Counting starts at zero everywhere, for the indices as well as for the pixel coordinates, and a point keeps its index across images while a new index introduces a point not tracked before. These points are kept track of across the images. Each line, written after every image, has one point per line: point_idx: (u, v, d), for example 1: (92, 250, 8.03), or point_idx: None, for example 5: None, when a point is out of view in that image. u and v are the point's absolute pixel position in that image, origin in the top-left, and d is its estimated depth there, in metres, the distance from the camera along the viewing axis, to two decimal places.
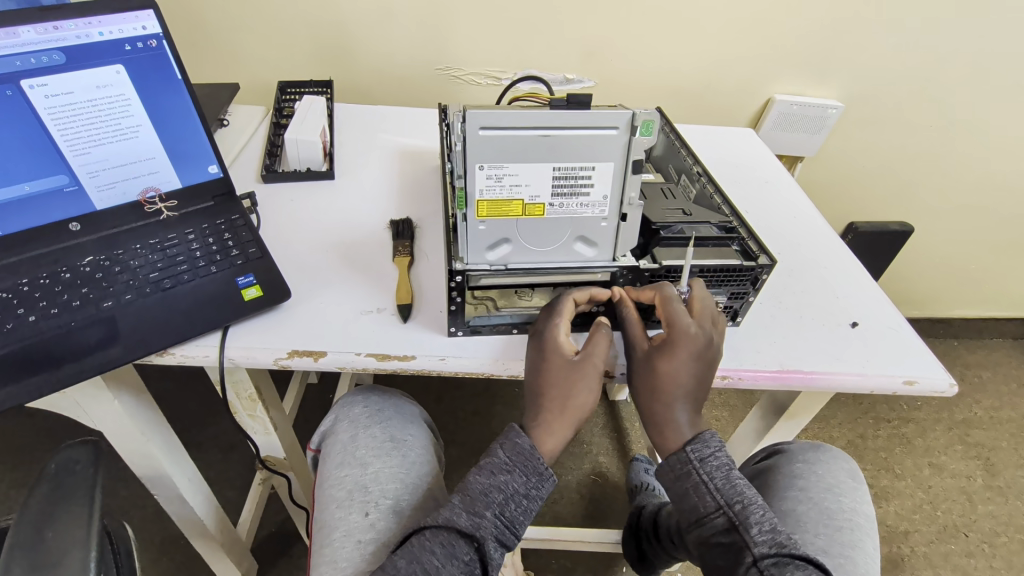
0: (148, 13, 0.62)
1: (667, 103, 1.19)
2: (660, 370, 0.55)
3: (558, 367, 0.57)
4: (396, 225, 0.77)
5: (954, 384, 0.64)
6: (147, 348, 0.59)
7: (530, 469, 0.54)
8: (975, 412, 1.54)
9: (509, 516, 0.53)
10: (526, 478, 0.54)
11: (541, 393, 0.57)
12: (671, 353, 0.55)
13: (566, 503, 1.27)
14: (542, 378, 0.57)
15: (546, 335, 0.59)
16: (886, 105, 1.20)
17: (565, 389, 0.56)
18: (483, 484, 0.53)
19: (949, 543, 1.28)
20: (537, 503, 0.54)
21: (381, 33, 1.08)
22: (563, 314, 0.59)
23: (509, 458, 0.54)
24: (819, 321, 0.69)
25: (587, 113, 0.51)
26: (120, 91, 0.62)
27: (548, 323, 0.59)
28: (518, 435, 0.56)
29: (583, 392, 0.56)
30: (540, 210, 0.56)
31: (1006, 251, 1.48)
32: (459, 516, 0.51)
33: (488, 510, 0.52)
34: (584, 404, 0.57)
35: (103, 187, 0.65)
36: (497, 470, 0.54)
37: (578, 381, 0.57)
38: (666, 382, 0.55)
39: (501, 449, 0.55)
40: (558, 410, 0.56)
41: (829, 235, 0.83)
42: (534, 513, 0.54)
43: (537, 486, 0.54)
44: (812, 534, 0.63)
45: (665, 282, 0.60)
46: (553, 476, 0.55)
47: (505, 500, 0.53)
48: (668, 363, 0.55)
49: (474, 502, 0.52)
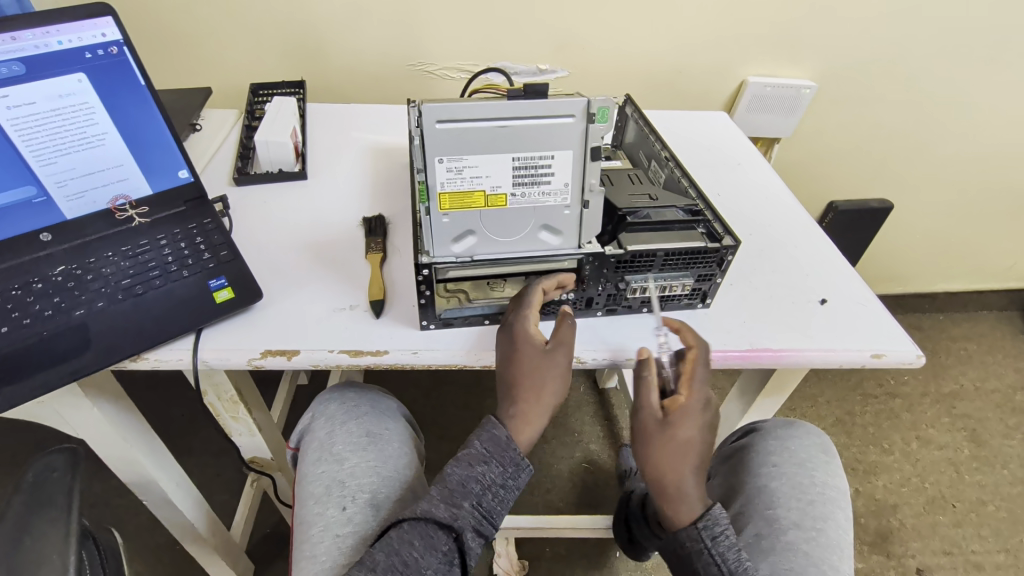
0: (106, 21, 0.62)
1: (642, 91, 1.20)
2: (679, 438, 0.55)
3: (529, 359, 0.58)
4: (369, 222, 0.77)
5: (921, 355, 0.65)
6: (120, 354, 0.60)
7: (507, 460, 0.55)
8: (961, 383, 1.56)
9: (487, 506, 0.54)
10: (503, 469, 0.55)
11: (513, 385, 0.57)
12: (690, 418, 0.56)
13: (559, 491, 1.28)
14: (515, 374, 0.57)
15: (514, 327, 0.58)
16: (860, 83, 1.21)
17: (537, 378, 0.57)
18: (460, 475, 0.54)
19: (938, 514, 1.30)
20: (514, 493, 0.56)
21: (352, 30, 1.08)
22: (531, 304, 0.59)
23: (485, 449, 0.55)
24: (789, 300, 0.70)
25: (541, 103, 0.51)
26: (84, 99, 0.62)
27: (516, 315, 0.59)
28: (494, 426, 0.56)
29: (554, 379, 0.58)
30: (502, 200, 0.56)
31: (988, 223, 1.49)
32: (438, 507, 0.52)
33: (467, 501, 0.53)
34: (556, 391, 0.58)
35: (72, 196, 0.65)
36: (474, 461, 0.55)
37: (549, 371, 0.58)
38: (682, 450, 0.55)
39: (478, 441, 0.56)
40: (533, 402, 0.57)
41: (800, 214, 0.84)
42: (511, 503, 0.55)
43: (514, 475, 0.56)
44: (784, 509, 0.65)
45: (687, 333, 0.60)
46: (530, 466, 0.57)
47: (483, 490, 0.54)
48: (686, 431, 0.55)
49: (451, 493, 0.53)
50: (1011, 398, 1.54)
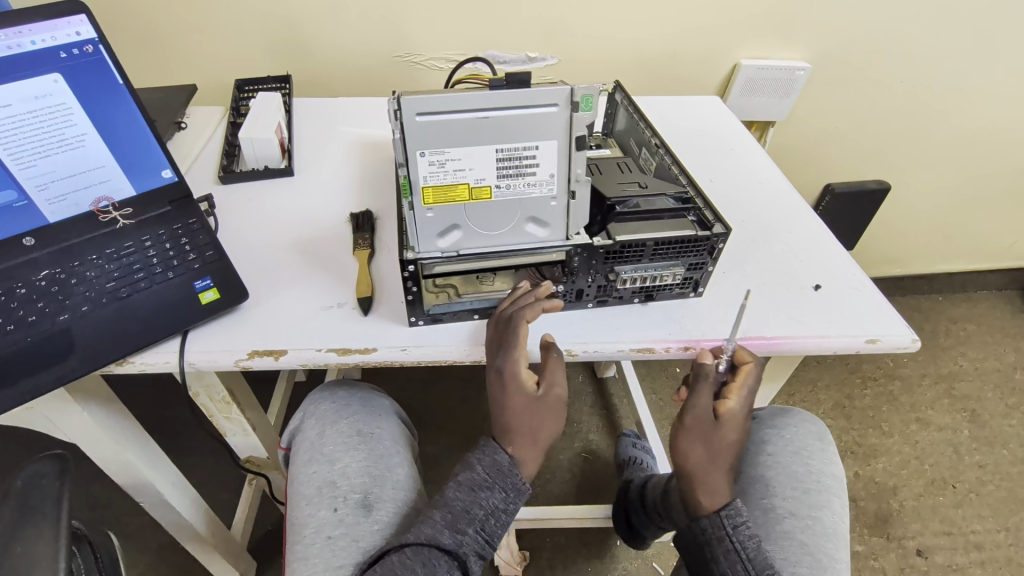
0: (80, 19, 0.61)
1: (633, 76, 1.18)
2: (726, 439, 0.59)
3: (521, 404, 0.58)
4: (356, 218, 0.76)
5: (916, 339, 0.64)
6: (102, 359, 0.59)
7: (510, 485, 0.56)
8: (960, 364, 1.55)
9: (489, 531, 0.55)
10: (506, 494, 0.56)
11: (509, 430, 0.58)
12: (737, 423, 0.60)
13: (559, 482, 1.28)
14: (510, 417, 0.58)
15: (505, 372, 0.57)
16: (856, 63, 1.18)
17: (532, 422, 0.58)
18: (464, 501, 0.55)
19: (938, 496, 1.30)
20: (514, 516, 0.57)
21: (337, 23, 1.06)
22: (518, 344, 0.58)
23: (487, 475, 0.56)
24: (783, 287, 0.69)
25: (523, 92, 0.50)
26: (61, 100, 0.61)
27: (505, 358, 0.58)
28: (496, 452, 0.57)
29: (548, 420, 0.59)
30: (487, 193, 0.55)
31: (986, 202, 1.48)
32: (443, 533, 0.52)
33: (471, 527, 0.54)
34: (550, 431, 0.59)
35: (54, 199, 0.63)
36: (477, 487, 0.55)
37: (543, 413, 0.59)
38: (723, 451, 0.59)
39: (479, 464, 0.57)
40: (530, 445, 0.58)
41: (795, 200, 0.83)
42: (511, 525, 0.57)
43: (515, 500, 0.57)
44: (779, 498, 0.65)
45: (743, 355, 0.61)
46: (530, 490, 0.58)
47: (486, 516, 0.55)
48: (732, 433, 0.60)
49: (455, 519, 0.54)
50: (1011, 377, 1.53)
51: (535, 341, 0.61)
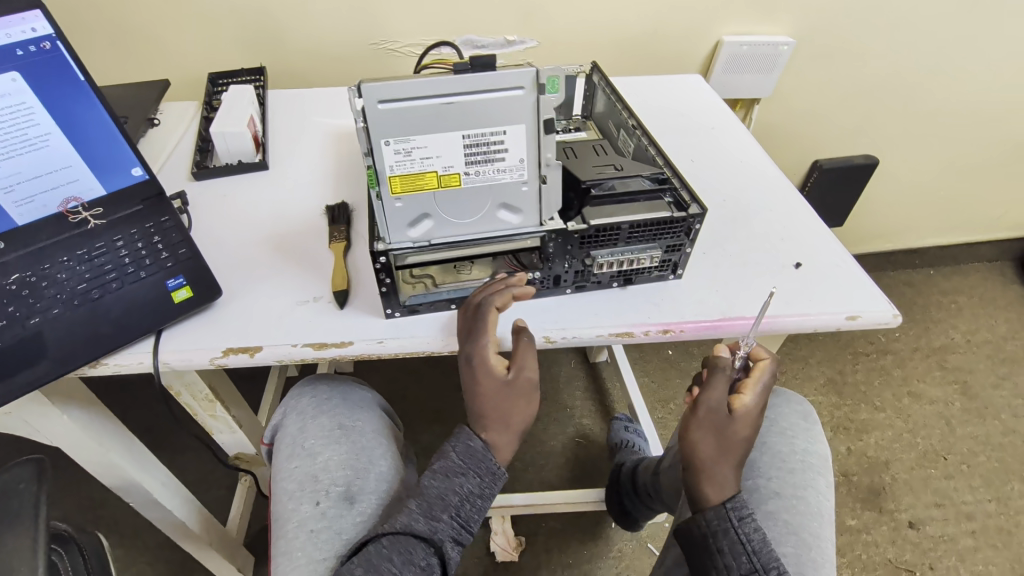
0: (35, 14, 0.59)
1: (615, 57, 1.16)
2: (739, 434, 0.57)
3: (491, 391, 0.57)
4: (332, 210, 0.75)
5: (897, 315, 0.64)
6: (75, 362, 0.59)
7: (484, 470, 0.57)
8: (952, 337, 1.55)
9: (465, 516, 0.55)
10: (480, 479, 0.56)
11: (481, 415, 0.58)
12: (750, 419, 0.58)
13: (553, 467, 1.29)
14: (481, 404, 0.58)
15: (473, 359, 0.57)
16: (841, 36, 1.16)
17: (504, 408, 0.58)
18: (439, 488, 0.55)
19: (930, 468, 1.31)
20: (491, 501, 0.57)
21: (309, 12, 1.04)
22: (487, 329, 0.57)
23: (461, 461, 0.56)
24: (763, 267, 0.68)
25: (487, 76, 0.49)
26: (20, 99, 0.59)
27: (473, 345, 0.57)
28: (469, 438, 0.58)
29: (521, 404, 0.59)
30: (456, 180, 0.54)
31: (975, 174, 1.47)
32: (418, 520, 0.52)
33: (446, 513, 0.54)
34: (524, 413, 0.59)
35: (21, 202, 0.61)
36: (452, 473, 0.56)
37: (515, 398, 0.58)
38: (735, 446, 0.57)
39: (454, 451, 0.57)
40: (502, 430, 0.58)
41: (777, 178, 0.82)
42: (487, 510, 0.57)
43: (491, 485, 0.57)
44: (765, 478, 0.64)
45: (761, 358, 0.61)
46: (506, 474, 0.58)
47: (461, 502, 0.55)
48: (745, 428, 0.57)
49: (431, 506, 0.54)
50: (1002, 348, 1.54)
51: (505, 325, 0.61)
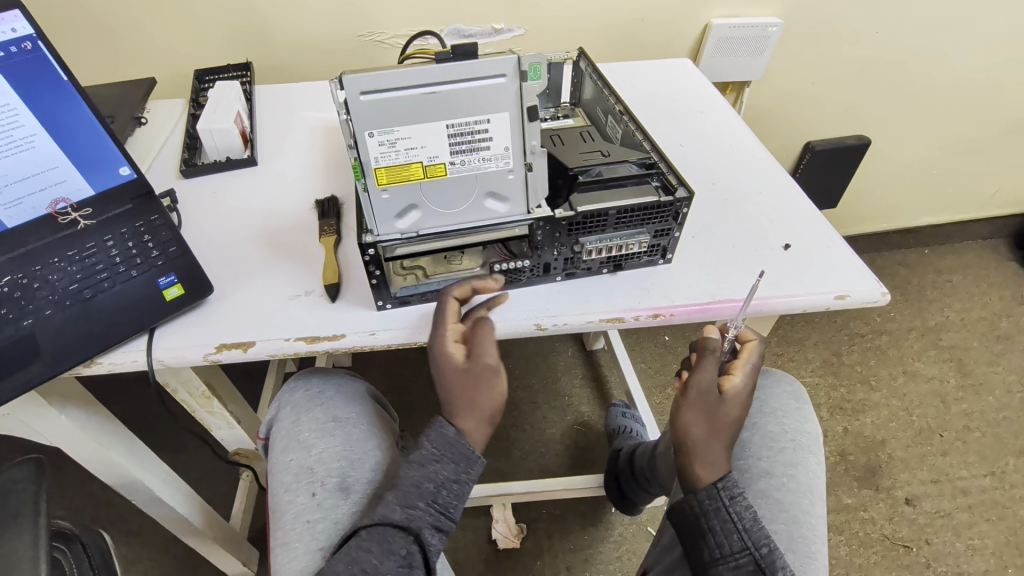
0: (14, 14, 0.59)
1: (604, 42, 1.15)
2: (730, 415, 0.58)
3: (452, 378, 0.58)
4: (321, 204, 0.75)
5: (886, 293, 0.64)
6: (69, 361, 0.59)
7: (459, 456, 0.57)
8: (947, 315, 1.56)
9: (442, 502, 0.55)
10: (455, 464, 0.57)
11: (449, 402, 0.58)
12: (741, 400, 0.58)
13: (552, 455, 1.30)
14: (446, 391, 0.58)
15: (434, 348, 0.58)
16: (830, 17, 1.16)
17: (467, 394, 0.58)
18: (414, 477, 0.55)
19: (925, 445, 1.32)
20: (469, 486, 0.57)
21: (294, 5, 1.03)
22: (443, 320, 0.58)
23: (435, 449, 0.57)
24: (752, 248, 0.68)
25: (468, 65, 0.49)
26: (3, 101, 0.59)
27: (433, 335, 0.58)
28: (441, 426, 0.58)
29: (486, 390, 0.58)
30: (442, 170, 0.54)
31: (967, 152, 1.47)
32: (394, 511, 0.53)
33: (422, 501, 0.54)
34: (492, 399, 0.58)
35: (9, 204, 0.61)
36: (426, 462, 0.56)
37: (478, 384, 0.58)
38: (726, 426, 0.57)
39: (428, 441, 0.57)
40: (469, 416, 0.58)
41: (765, 160, 0.82)
42: (467, 495, 0.57)
43: (467, 470, 0.57)
44: (755, 459, 0.65)
45: (749, 338, 0.62)
46: (482, 459, 0.58)
47: (437, 488, 0.55)
48: (736, 408, 0.58)
49: (406, 495, 0.54)
50: (997, 325, 1.55)
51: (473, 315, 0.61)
